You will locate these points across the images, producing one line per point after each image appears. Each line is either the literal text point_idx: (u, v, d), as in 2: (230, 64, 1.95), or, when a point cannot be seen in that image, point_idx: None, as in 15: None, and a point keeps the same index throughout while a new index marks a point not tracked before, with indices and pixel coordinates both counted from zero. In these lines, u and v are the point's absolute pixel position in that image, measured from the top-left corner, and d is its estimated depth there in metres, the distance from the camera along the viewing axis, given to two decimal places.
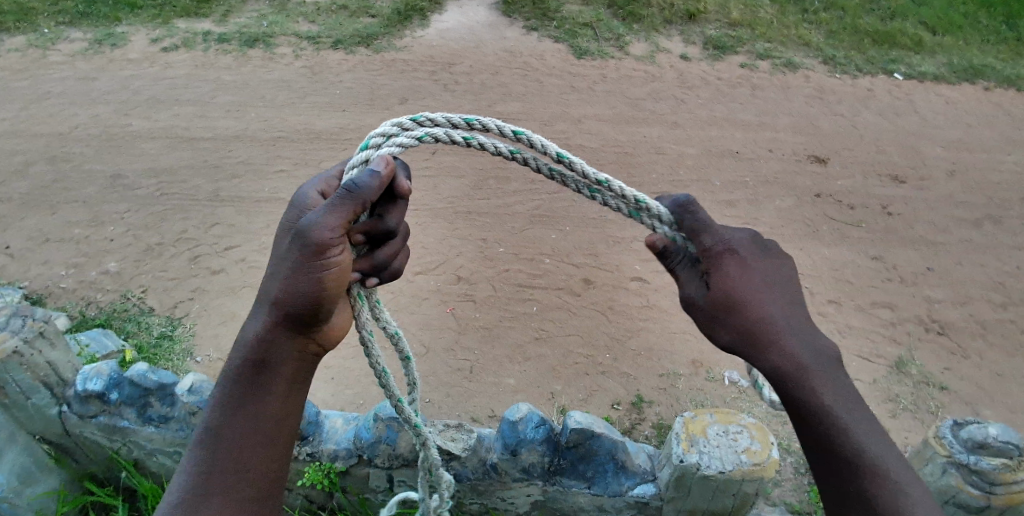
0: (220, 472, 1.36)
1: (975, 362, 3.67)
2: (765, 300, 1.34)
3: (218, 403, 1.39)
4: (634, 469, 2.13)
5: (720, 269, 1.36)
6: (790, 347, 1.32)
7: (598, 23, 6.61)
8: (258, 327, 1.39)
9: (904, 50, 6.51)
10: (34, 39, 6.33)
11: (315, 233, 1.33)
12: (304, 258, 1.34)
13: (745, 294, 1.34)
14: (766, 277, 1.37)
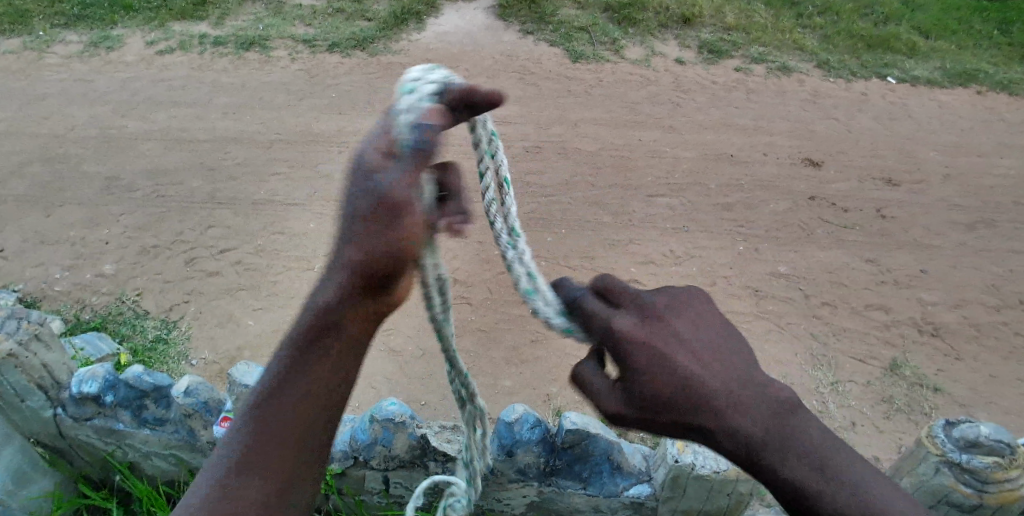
0: (237, 464, 1.21)
1: (969, 364, 3.69)
2: (701, 364, 1.09)
3: (269, 378, 1.23)
4: (630, 470, 2.14)
5: (642, 345, 1.10)
6: (749, 419, 1.05)
7: (594, 27, 6.64)
8: (325, 294, 1.17)
9: (898, 55, 6.56)
10: (30, 41, 6.32)
11: (387, 191, 1.06)
12: (379, 218, 1.06)
13: (673, 371, 1.08)
14: (696, 336, 1.13)
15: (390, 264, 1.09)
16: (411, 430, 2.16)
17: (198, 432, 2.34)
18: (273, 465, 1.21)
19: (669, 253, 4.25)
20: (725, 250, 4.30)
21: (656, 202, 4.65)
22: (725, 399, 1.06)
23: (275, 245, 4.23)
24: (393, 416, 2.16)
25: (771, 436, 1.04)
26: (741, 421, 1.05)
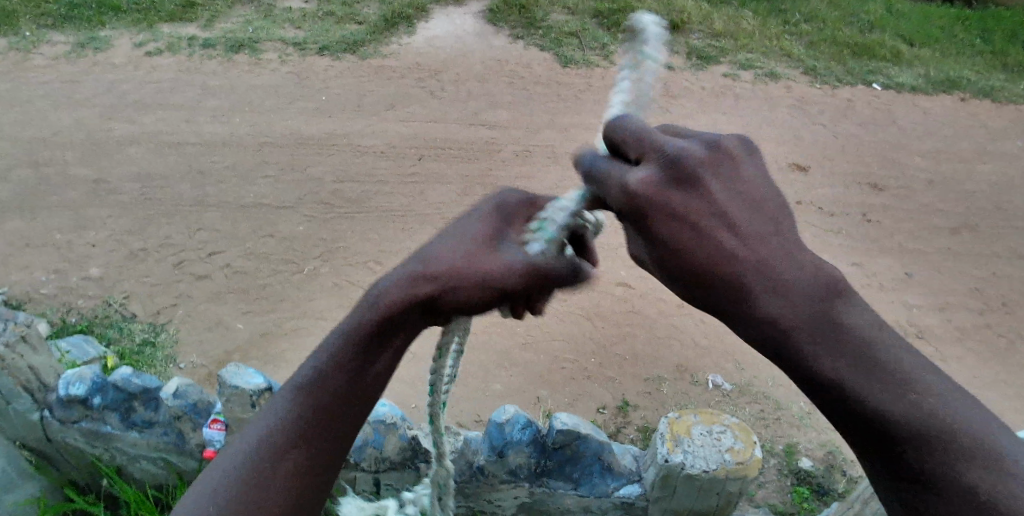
0: (259, 462, 1.16)
1: (952, 366, 3.74)
2: (738, 235, 0.92)
3: (314, 368, 1.20)
4: (620, 470, 2.16)
5: (668, 202, 0.94)
6: (789, 301, 0.90)
7: (583, 32, 6.68)
8: (389, 287, 1.17)
9: (883, 62, 6.64)
10: (16, 42, 6.27)
11: (511, 271, 1.16)
12: (489, 281, 1.15)
13: (701, 233, 0.93)
14: (738, 187, 0.96)
15: (466, 302, 1.16)
16: (402, 431, 2.17)
17: (188, 435, 2.34)
18: (296, 470, 1.17)
19: None
20: None
21: None
22: (761, 281, 0.90)
23: (264, 248, 4.21)
24: (383, 417, 2.17)
25: (814, 321, 0.89)
26: (777, 307, 0.90)
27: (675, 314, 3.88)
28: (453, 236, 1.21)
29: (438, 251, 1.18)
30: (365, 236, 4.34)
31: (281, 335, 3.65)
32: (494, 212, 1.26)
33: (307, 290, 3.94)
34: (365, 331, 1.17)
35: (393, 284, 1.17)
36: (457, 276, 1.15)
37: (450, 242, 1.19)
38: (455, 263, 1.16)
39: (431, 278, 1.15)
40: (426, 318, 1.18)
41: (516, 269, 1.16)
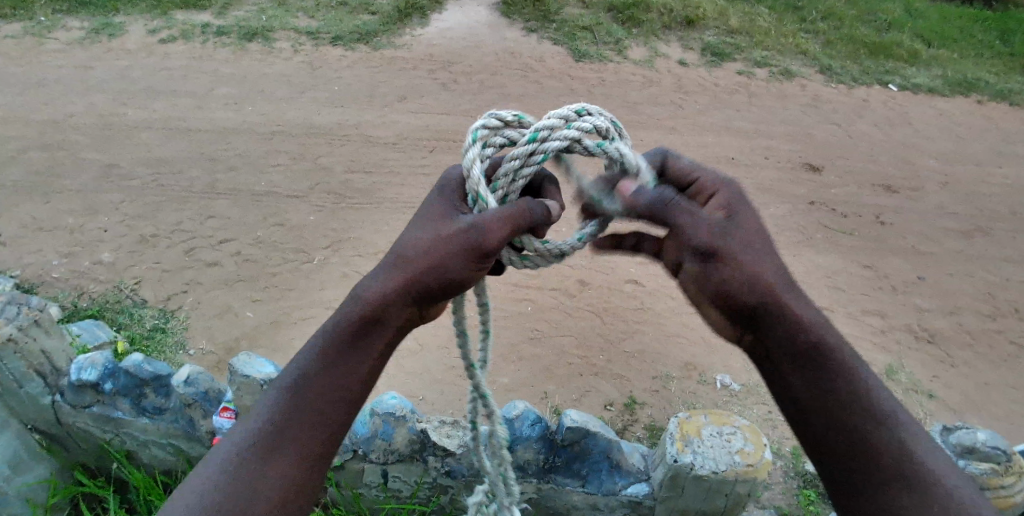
0: (251, 459, 1.28)
1: (963, 371, 3.71)
2: (792, 285, 1.35)
3: (300, 369, 1.34)
4: (628, 469, 2.15)
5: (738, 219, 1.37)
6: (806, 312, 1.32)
7: (597, 26, 6.63)
8: (375, 281, 1.37)
9: (900, 62, 6.58)
10: (31, 26, 6.28)
11: (484, 237, 1.35)
12: (466, 251, 1.35)
13: (761, 253, 1.34)
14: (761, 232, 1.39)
15: (447, 280, 1.36)
16: (411, 424, 2.19)
17: (198, 422, 2.35)
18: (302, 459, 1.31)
19: None
20: None
21: None
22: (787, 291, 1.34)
23: (274, 237, 4.22)
24: (393, 410, 2.22)
25: (831, 352, 1.29)
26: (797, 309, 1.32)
27: (684, 311, 3.87)
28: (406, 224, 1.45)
29: (400, 235, 1.42)
30: (375, 227, 4.34)
31: (290, 324, 3.67)
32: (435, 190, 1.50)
33: (315, 279, 3.95)
34: (353, 325, 1.34)
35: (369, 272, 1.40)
36: (421, 246, 1.37)
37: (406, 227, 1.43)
38: (414, 237, 1.38)
39: (405, 252, 1.37)
40: (410, 304, 1.37)
41: (496, 229, 1.36)
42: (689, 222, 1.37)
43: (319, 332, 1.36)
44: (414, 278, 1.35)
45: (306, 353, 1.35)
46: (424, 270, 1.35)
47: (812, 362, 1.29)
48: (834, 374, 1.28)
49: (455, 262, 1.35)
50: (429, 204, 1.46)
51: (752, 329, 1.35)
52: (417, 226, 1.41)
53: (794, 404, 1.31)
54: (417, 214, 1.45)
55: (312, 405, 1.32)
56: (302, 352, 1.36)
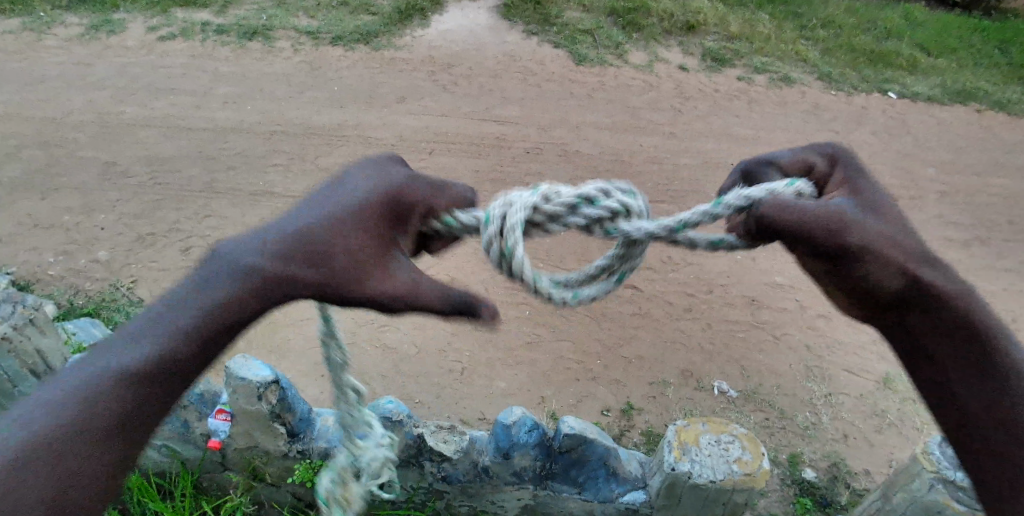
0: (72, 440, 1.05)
1: None
2: (928, 255, 1.19)
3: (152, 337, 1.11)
4: (625, 476, 2.16)
5: (867, 200, 1.22)
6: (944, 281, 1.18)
7: (598, 30, 6.63)
8: (269, 260, 1.13)
9: (899, 71, 6.59)
10: (29, 22, 6.26)
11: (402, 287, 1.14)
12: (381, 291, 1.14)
13: (898, 233, 1.18)
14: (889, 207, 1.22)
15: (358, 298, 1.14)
16: (408, 429, 2.16)
17: (193, 424, 2.35)
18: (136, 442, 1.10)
19: (667, 259, 4.24)
20: (722, 258, 4.29)
21: (654, 208, 4.64)
22: (924, 260, 1.18)
23: None
24: (390, 414, 2.16)
25: (981, 324, 1.17)
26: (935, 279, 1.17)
27: (682, 318, 3.86)
28: (324, 207, 1.19)
29: (318, 228, 1.16)
30: None
31: (286, 324, 3.65)
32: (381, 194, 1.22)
33: None
34: (235, 302, 1.12)
35: (262, 250, 1.14)
36: (338, 260, 1.14)
37: (326, 219, 1.17)
38: (336, 241, 1.15)
39: (316, 259, 1.14)
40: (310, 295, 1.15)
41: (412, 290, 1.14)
42: (812, 221, 1.15)
43: (188, 307, 1.13)
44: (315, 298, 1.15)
45: (166, 326, 1.12)
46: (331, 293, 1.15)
47: (960, 340, 1.17)
48: (986, 354, 1.17)
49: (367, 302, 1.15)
50: (365, 202, 1.20)
51: (896, 313, 1.20)
52: (336, 226, 1.16)
53: (942, 390, 1.20)
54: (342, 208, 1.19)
55: (171, 380, 1.11)
56: (165, 320, 1.13)
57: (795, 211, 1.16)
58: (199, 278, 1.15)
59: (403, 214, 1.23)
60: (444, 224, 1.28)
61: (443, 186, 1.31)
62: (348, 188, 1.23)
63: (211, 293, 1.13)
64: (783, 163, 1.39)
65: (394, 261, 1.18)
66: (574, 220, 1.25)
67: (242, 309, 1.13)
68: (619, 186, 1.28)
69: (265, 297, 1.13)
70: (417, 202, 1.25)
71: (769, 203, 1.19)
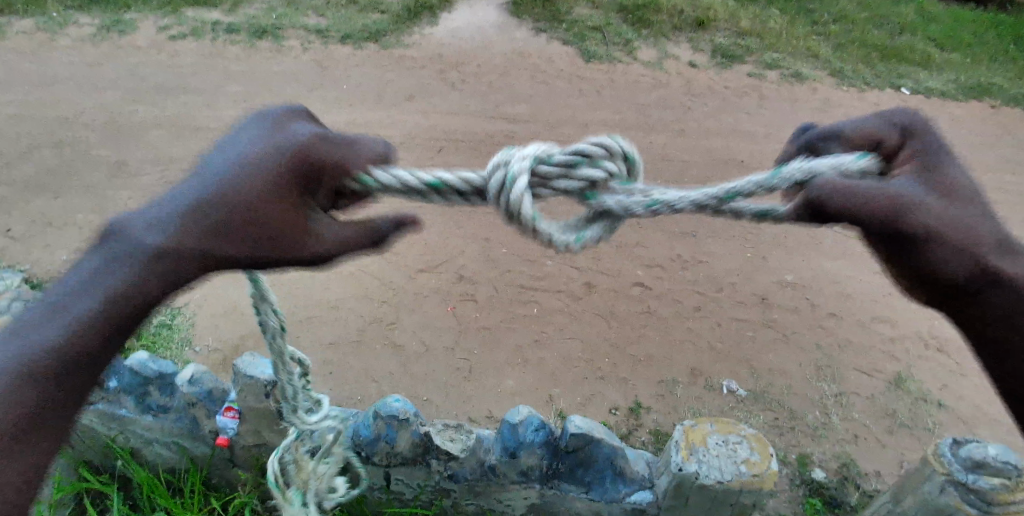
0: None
1: (974, 380, 3.67)
2: (1002, 240, 1.18)
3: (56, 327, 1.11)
4: (632, 476, 2.15)
5: (932, 178, 1.17)
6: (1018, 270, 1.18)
7: (608, 27, 6.60)
8: (170, 236, 1.11)
9: (912, 66, 6.52)
10: (42, 22, 6.32)
11: (315, 247, 1.17)
12: (294, 249, 1.16)
13: (969, 219, 1.15)
14: (965, 185, 1.18)
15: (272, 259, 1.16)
16: (415, 428, 2.16)
17: (202, 421, 2.36)
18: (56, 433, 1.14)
19: (676, 257, 4.21)
20: (731, 256, 4.26)
21: None
22: (996, 248, 1.17)
23: None
24: (396, 413, 2.15)
25: None
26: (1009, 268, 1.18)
27: (690, 317, 3.84)
28: (222, 173, 1.14)
29: (217, 197, 1.12)
30: None
31: (295, 322, 3.67)
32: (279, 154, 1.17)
33: (322, 278, 3.93)
34: (142, 285, 1.12)
35: (161, 226, 1.12)
36: (245, 230, 1.13)
37: (224, 187, 1.13)
38: (239, 211, 1.12)
39: (212, 231, 1.12)
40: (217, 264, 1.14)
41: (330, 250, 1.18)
42: (870, 209, 1.11)
43: (89, 297, 1.12)
44: (227, 270, 1.15)
45: (70, 316, 1.11)
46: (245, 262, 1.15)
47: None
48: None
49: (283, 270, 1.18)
50: (265, 165, 1.15)
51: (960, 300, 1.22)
52: (237, 192, 1.13)
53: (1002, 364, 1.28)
54: (243, 173, 1.13)
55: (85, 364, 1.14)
56: (66, 312, 1.12)
57: (852, 195, 1.11)
58: (97, 262, 1.13)
59: (311, 176, 1.19)
60: (361, 182, 1.21)
61: (359, 141, 1.25)
62: (246, 146, 1.17)
63: (112, 279, 1.12)
64: (840, 127, 1.30)
65: (307, 227, 1.18)
66: (576, 177, 1.23)
67: (148, 292, 1.13)
68: (596, 147, 1.23)
69: (170, 275, 1.13)
70: (329, 160, 1.20)
71: (823, 182, 1.13)
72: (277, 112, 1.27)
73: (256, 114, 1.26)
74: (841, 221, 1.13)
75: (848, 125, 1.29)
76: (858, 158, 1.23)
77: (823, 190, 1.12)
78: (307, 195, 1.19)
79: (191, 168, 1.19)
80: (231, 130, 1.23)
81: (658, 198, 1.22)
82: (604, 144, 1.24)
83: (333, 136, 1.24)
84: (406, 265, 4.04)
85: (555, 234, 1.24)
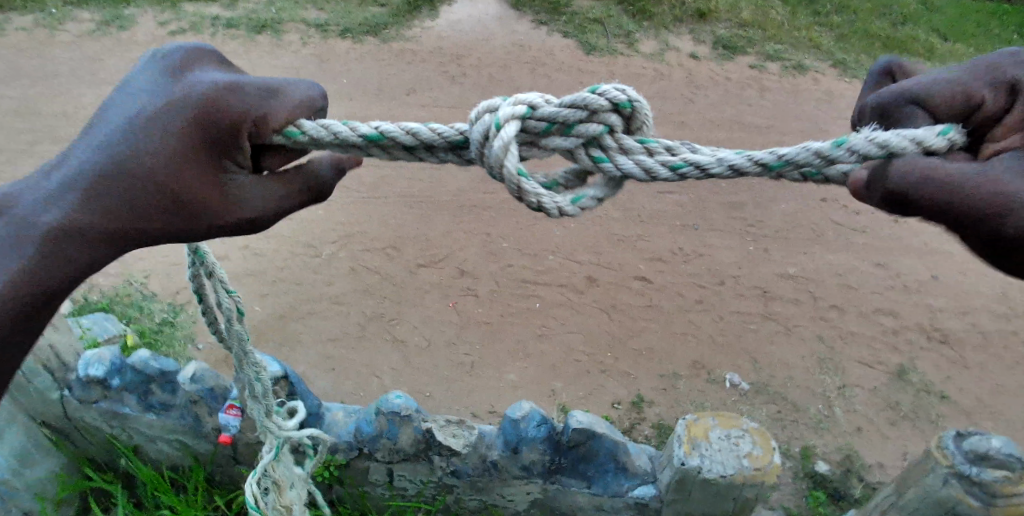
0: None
1: (976, 372, 3.67)
2: None
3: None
4: (634, 471, 2.15)
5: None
6: None
7: (608, 19, 6.56)
8: (87, 196, 1.20)
9: (915, 56, 6.48)
10: (41, 18, 6.30)
11: (248, 204, 1.27)
12: (228, 205, 1.25)
13: None
14: None
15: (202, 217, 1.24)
16: (417, 424, 2.16)
17: (204, 419, 2.36)
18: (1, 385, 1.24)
19: (678, 250, 4.20)
20: (734, 249, 4.25)
21: (666, 197, 4.59)
22: None
23: (282, 229, 4.20)
24: (398, 409, 2.16)
25: None
26: None
27: (692, 309, 3.84)
28: (131, 138, 1.21)
29: (132, 164, 1.20)
30: (383, 220, 4.30)
31: (297, 317, 3.67)
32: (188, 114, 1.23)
33: (323, 273, 3.93)
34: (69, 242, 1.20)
35: (75, 192, 1.20)
36: (161, 196, 1.21)
37: (136, 153, 1.20)
38: (155, 179, 1.21)
39: (130, 188, 1.20)
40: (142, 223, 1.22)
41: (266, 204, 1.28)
42: (951, 195, 1.14)
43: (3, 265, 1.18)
44: (150, 234, 1.23)
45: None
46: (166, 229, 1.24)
47: None
48: None
49: (213, 227, 1.27)
50: (173, 129, 1.22)
51: None
52: (149, 151, 1.21)
53: None
54: (153, 134, 1.21)
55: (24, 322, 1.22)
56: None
57: (939, 182, 1.15)
58: (7, 229, 1.20)
59: (226, 136, 1.24)
60: (288, 135, 1.29)
61: (276, 92, 1.29)
62: (146, 103, 1.24)
63: (28, 248, 1.19)
64: (929, 85, 1.26)
65: (224, 188, 1.25)
66: (577, 133, 1.24)
67: (71, 256, 1.21)
68: (610, 97, 1.22)
69: (87, 243, 1.21)
70: (241, 117, 1.24)
71: (909, 167, 1.16)
72: (176, 60, 1.32)
73: (155, 65, 1.31)
74: (927, 207, 1.16)
75: (937, 85, 1.26)
76: (943, 131, 1.21)
77: (902, 179, 1.16)
78: (223, 154, 1.25)
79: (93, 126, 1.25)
80: (133, 83, 1.28)
81: (685, 161, 1.22)
82: (610, 94, 1.22)
83: (244, 86, 1.27)
84: (407, 259, 4.04)
85: (543, 197, 1.19)
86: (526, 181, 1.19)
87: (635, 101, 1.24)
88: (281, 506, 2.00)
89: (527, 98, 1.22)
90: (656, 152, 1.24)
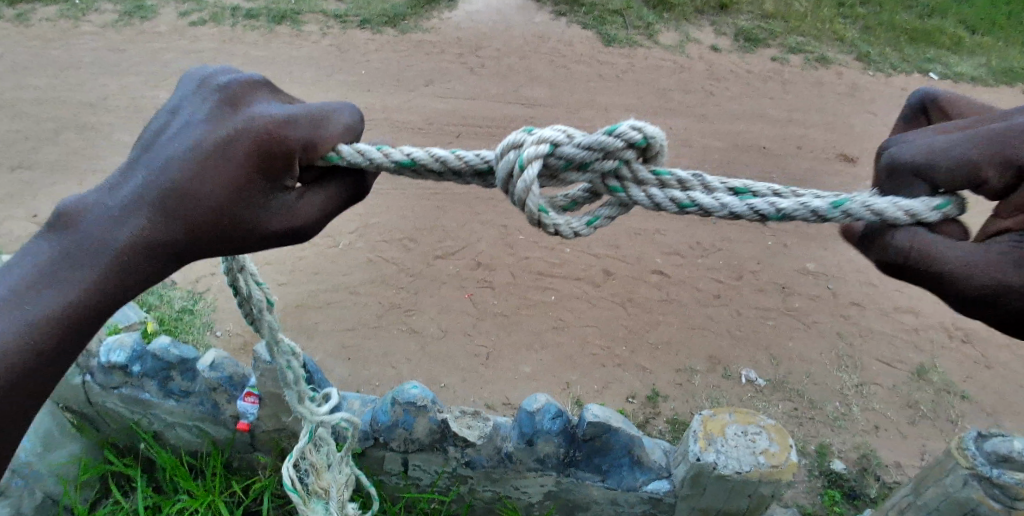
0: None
1: (999, 372, 3.61)
2: None
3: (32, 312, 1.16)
4: (648, 465, 2.15)
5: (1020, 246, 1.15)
6: None
7: (628, 10, 6.50)
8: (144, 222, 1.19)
9: (942, 49, 6.36)
10: (65, 9, 6.36)
11: (295, 221, 1.25)
12: (276, 226, 1.24)
13: None
14: None
15: (251, 236, 1.23)
16: (432, 414, 2.17)
17: (223, 406, 2.40)
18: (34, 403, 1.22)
19: (695, 244, 4.17)
20: (752, 244, 4.21)
21: None
22: None
23: None
24: (414, 399, 2.17)
25: None
26: None
27: (710, 304, 3.81)
28: (184, 162, 1.20)
29: (185, 188, 1.19)
30: (401, 210, 4.31)
31: (315, 306, 3.70)
32: (242, 139, 1.21)
33: (340, 263, 3.95)
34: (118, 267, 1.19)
35: (127, 216, 1.19)
36: (211, 219, 1.20)
37: (189, 176, 1.20)
38: (205, 200, 1.19)
39: (182, 210, 1.20)
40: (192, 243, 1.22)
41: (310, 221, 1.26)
42: (934, 269, 1.16)
43: (53, 291, 1.18)
44: (197, 252, 1.24)
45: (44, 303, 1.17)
46: (212, 247, 1.23)
47: None
48: None
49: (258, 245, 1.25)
50: (228, 152, 1.20)
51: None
52: (204, 179, 1.19)
53: None
54: (209, 159, 1.20)
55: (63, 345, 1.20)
56: (26, 304, 1.17)
57: (924, 256, 1.17)
58: (59, 253, 1.19)
59: (277, 159, 1.22)
60: (328, 160, 1.27)
61: (325, 117, 1.26)
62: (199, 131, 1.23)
63: (79, 271, 1.18)
64: (937, 147, 1.18)
65: (269, 208, 1.23)
66: (591, 170, 1.23)
67: (116, 280, 1.20)
68: (625, 136, 1.19)
69: (131, 264, 1.20)
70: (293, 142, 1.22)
71: (905, 237, 1.19)
72: (228, 84, 1.29)
73: (203, 90, 1.29)
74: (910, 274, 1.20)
75: (952, 147, 1.16)
76: (941, 204, 1.19)
77: (899, 244, 1.19)
78: (271, 177, 1.22)
79: (142, 151, 1.25)
80: (180, 110, 1.28)
81: (690, 199, 1.23)
82: (623, 135, 1.19)
83: (296, 113, 1.25)
84: (424, 250, 4.04)
85: (559, 223, 1.22)
86: (545, 215, 1.22)
87: (651, 137, 1.21)
88: (320, 489, 1.96)
89: (548, 132, 1.20)
90: (668, 186, 1.24)
